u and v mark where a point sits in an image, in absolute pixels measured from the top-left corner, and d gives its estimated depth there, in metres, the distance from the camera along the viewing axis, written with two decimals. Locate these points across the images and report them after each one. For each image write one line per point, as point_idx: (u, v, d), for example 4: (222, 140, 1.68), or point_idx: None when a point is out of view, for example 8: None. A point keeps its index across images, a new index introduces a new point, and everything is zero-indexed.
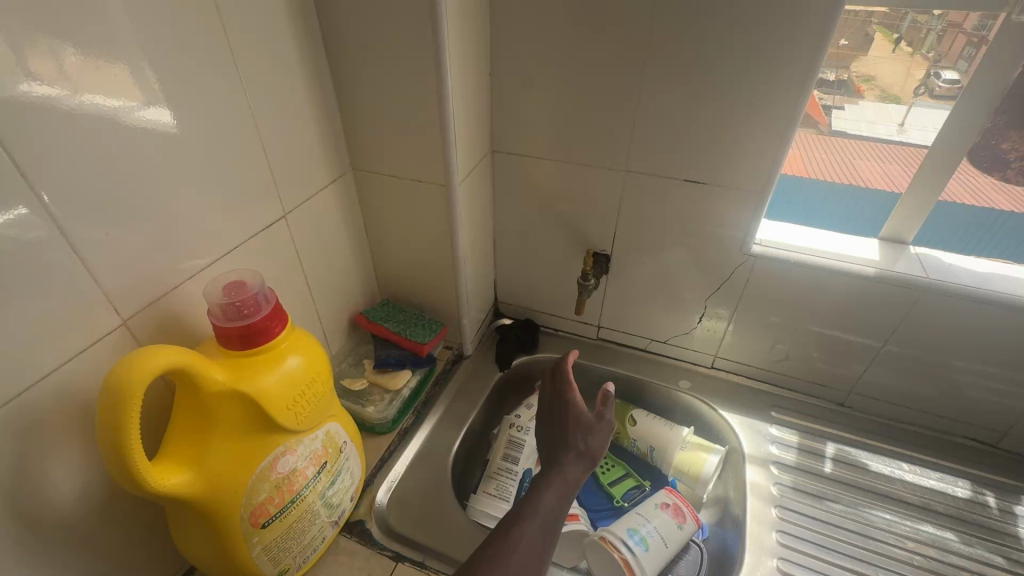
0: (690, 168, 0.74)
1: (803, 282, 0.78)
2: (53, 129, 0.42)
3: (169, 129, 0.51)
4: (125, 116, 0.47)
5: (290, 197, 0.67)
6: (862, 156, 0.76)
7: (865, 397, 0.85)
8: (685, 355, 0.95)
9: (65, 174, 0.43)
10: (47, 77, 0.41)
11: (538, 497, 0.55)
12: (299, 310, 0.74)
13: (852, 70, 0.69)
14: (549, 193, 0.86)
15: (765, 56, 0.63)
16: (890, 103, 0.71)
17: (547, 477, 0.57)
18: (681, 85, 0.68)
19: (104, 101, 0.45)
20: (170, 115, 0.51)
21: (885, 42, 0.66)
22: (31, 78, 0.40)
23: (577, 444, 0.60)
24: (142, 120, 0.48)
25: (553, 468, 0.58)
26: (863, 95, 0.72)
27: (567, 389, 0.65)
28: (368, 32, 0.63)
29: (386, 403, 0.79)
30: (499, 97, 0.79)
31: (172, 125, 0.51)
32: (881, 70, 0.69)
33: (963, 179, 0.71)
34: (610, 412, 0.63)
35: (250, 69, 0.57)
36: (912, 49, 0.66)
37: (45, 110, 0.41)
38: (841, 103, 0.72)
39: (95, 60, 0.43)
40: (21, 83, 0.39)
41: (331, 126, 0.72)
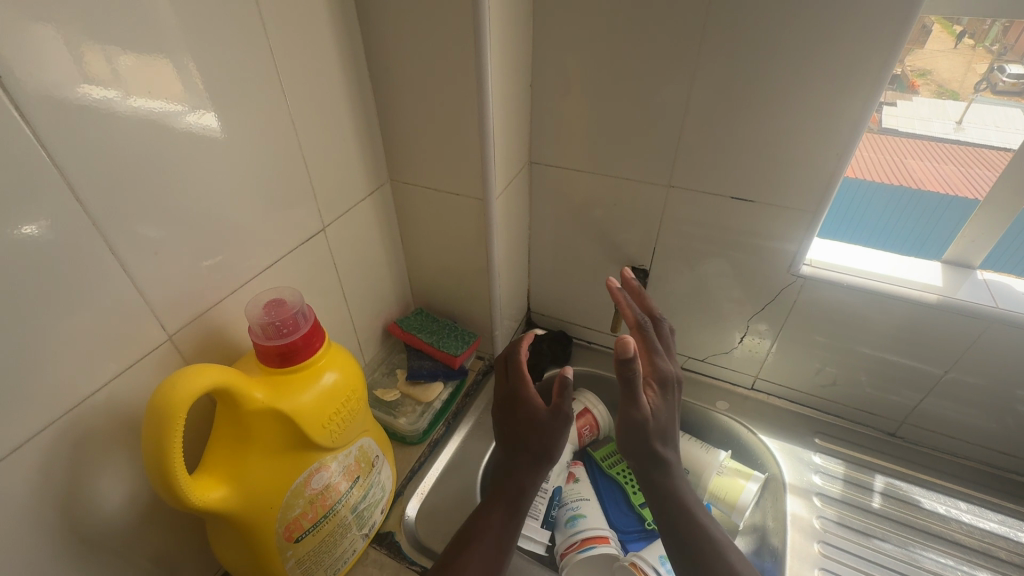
0: (738, 184, 0.71)
1: (856, 307, 0.73)
2: (110, 136, 0.43)
3: (215, 134, 0.51)
4: (176, 121, 0.47)
5: (330, 210, 0.68)
6: (913, 157, 0.75)
7: (920, 428, 0.79)
8: (723, 374, 0.92)
9: (122, 185, 0.44)
10: (101, 80, 0.41)
11: (487, 515, 0.59)
12: (336, 321, 0.75)
13: (910, 64, 0.62)
14: (587, 206, 0.84)
15: (823, 69, 0.59)
16: (947, 97, 0.69)
17: (498, 494, 0.61)
18: (730, 99, 0.65)
19: (161, 104, 0.46)
20: (218, 121, 0.51)
21: (944, 34, 0.61)
22: (88, 80, 0.40)
23: (532, 447, 0.62)
24: (192, 125, 0.49)
25: (505, 480, 0.62)
26: (919, 90, 0.67)
27: (521, 383, 0.65)
28: (410, 45, 0.63)
29: (418, 415, 0.79)
30: (539, 109, 0.77)
31: (218, 131, 0.52)
32: (940, 64, 0.64)
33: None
34: (566, 405, 0.62)
35: (294, 85, 0.58)
36: (974, 42, 0.62)
37: (100, 113, 0.42)
38: (894, 100, 0.66)
39: (148, 65, 0.44)
40: (78, 86, 0.40)
41: (372, 139, 0.72)
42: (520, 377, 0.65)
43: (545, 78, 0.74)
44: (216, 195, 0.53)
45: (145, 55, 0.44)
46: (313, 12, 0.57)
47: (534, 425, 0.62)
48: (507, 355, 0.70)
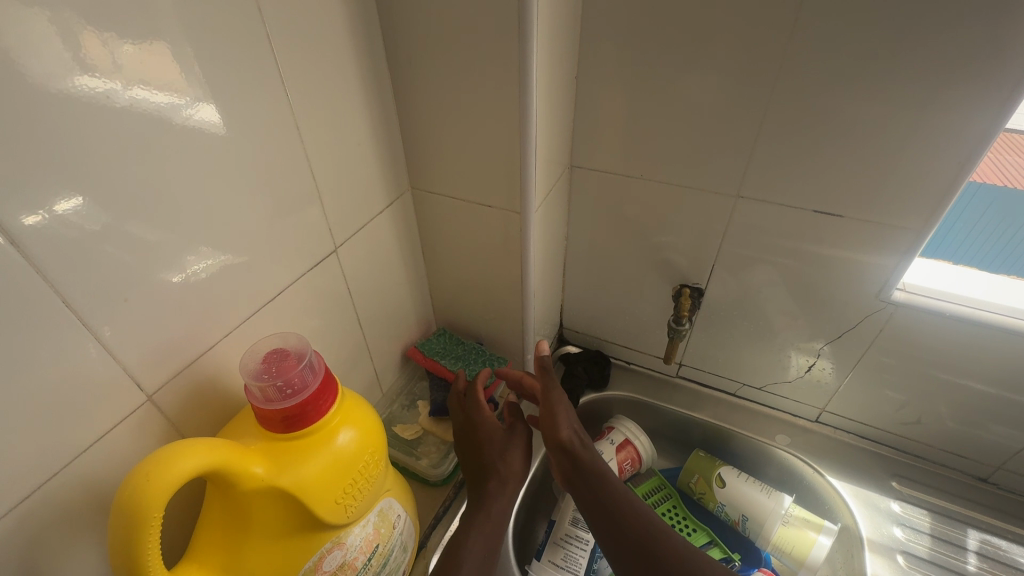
0: (821, 197, 0.60)
1: (956, 341, 0.63)
2: (99, 143, 0.35)
3: (217, 130, 0.42)
4: (181, 128, 0.40)
5: (345, 228, 0.59)
6: None
7: (1019, 477, 0.69)
8: (783, 404, 0.82)
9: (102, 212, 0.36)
10: (103, 72, 0.34)
11: (467, 543, 0.57)
12: (351, 350, 0.66)
13: None
14: (635, 217, 0.73)
15: (950, 62, 0.48)
16: None
17: (473, 521, 0.59)
18: (823, 97, 0.54)
19: (153, 98, 0.37)
20: (220, 115, 0.42)
21: None
22: (87, 71, 0.34)
23: (497, 468, 0.62)
24: (188, 120, 0.40)
25: (478, 506, 0.60)
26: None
27: (475, 406, 0.65)
28: (438, 34, 0.52)
29: (441, 456, 0.70)
30: (584, 105, 0.67)
31: (220, 126, 0.42)
32: None
33: None
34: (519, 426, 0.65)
35: (301, 85, 0.48)
36: None
37: (91, 111, 0.34)
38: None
39: (156, 61, 0.37)
40: (72, 77, 0.33)
41: (392, 143, 0.62)
42: (475, 406, 0.65)
43: (593, 69, 0.63)
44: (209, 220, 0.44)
45: (124, 51, 0.35)
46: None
47: (499, 436, 0.64)
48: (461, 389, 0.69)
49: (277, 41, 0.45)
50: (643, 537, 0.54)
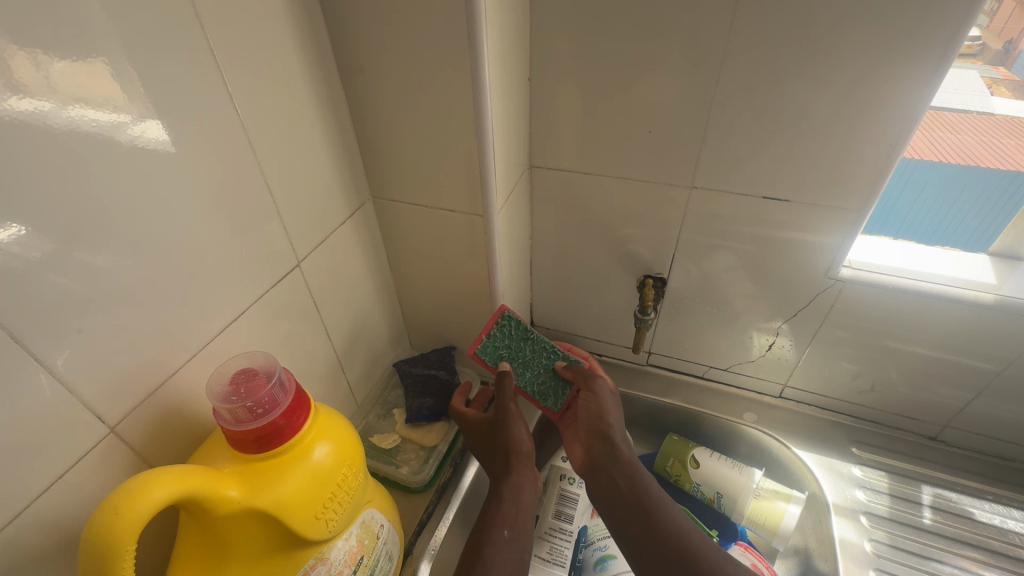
0: (768, 183, 0.63)
1: (901, 311, 0.67)
2: (38, 168, 0.34)
3: (164, 147, 0.41)
4: (123, 146, 0.38)
5: (308, 241, 0.58)
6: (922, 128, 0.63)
7: (964, 432, 0.74)
8: (749, 383, 0.85)
9: (43, 245, 0.35)
10: (32, 90, 0.33)
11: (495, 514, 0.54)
12: (322, 364, 0.65)
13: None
14: (596, 212, 0.75)
15: (875, 51, 0.52)
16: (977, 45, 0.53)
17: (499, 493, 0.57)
18: (764, 88, 0.57)
19: (88, 116, 0.36)
20: (165, 131, 0.41)
21: None
22: (14, 91, 0.32)
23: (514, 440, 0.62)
24: (132, 138, 0.39)
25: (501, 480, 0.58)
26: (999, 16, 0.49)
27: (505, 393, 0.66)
28: (388, 41, 0.52)
29: (422, 462, 0.70)
30: (540, 106, 0.68)
31: (166, 142, 0.41)
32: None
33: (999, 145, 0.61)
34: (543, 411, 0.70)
35: (252, 100, 0.47)
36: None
37: (25, 134, 0.33)
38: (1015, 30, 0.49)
39: (88, 78, 0.35)
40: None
41: (349, 153, 0.62)
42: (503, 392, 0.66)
43: (544, 70, 0.65)
44: (165, 242, 0.43)
45: (54, 67, 0.34)
46: (269, 7, 0.47)
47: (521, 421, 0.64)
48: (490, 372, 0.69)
49: (224, 56, 0.44)
50: (668, 534, 0.51)
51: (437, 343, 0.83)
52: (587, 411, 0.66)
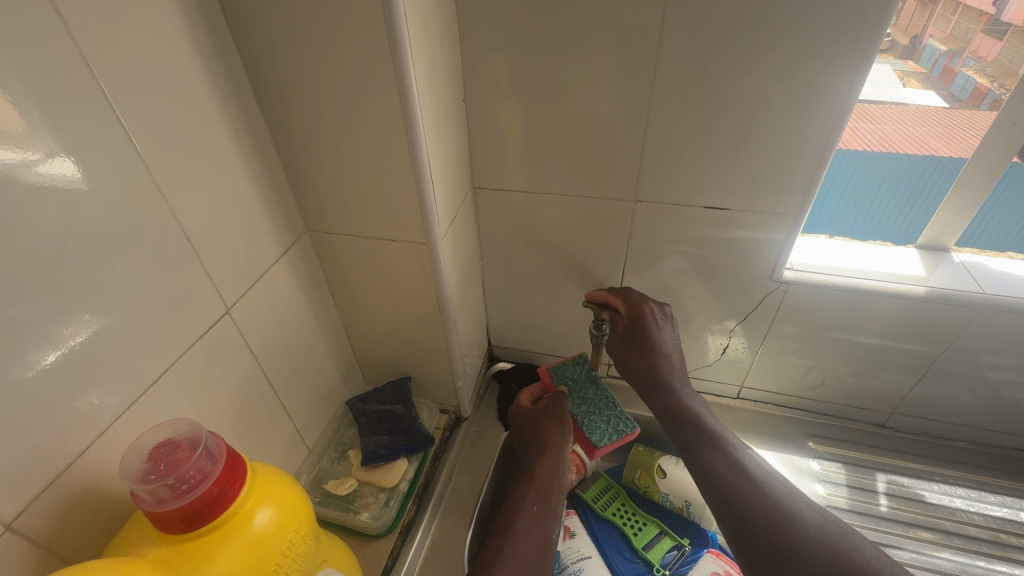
0: (709, 193, 0.64)
1: (842, 308, 0.69)
2: None
3: (75, 185, 0.38)
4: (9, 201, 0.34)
5: (238, 285, 0.54)
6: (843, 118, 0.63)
7: (908, 416, 0.78)
8: (707, 387, 0.86)
9: None
10: None
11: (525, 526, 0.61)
12: (264, 413, 0.61)
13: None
14: (543, 230, 0.74)
15: (797, 63, 0.53)
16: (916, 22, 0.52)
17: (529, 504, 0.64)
18: (696, 102, 0.58)
19: None
20: (78, 167, 0.38)
21: None
22: None
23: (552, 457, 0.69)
24: (40, 178, 0.35)
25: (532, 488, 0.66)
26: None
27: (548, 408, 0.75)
28: (311, 70, 0.50)
29: (382, 506, 0.67)
30: (478, 127, 0.67)
31: (78, 179, 0.38)
32: None
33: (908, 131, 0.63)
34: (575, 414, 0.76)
35: (162, 141, 0.44)
36: None
37: None
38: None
39: None
40: None
41: (279, 187, 0.58)
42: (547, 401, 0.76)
43: (480, 91, 0.64)
44: (65, 306, 0.38)
45: None
46: (175, 40, 0.43)
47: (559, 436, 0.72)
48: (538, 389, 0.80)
49: (125, 97, 0.40)
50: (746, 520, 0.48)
51: (391, 375, 0.80)
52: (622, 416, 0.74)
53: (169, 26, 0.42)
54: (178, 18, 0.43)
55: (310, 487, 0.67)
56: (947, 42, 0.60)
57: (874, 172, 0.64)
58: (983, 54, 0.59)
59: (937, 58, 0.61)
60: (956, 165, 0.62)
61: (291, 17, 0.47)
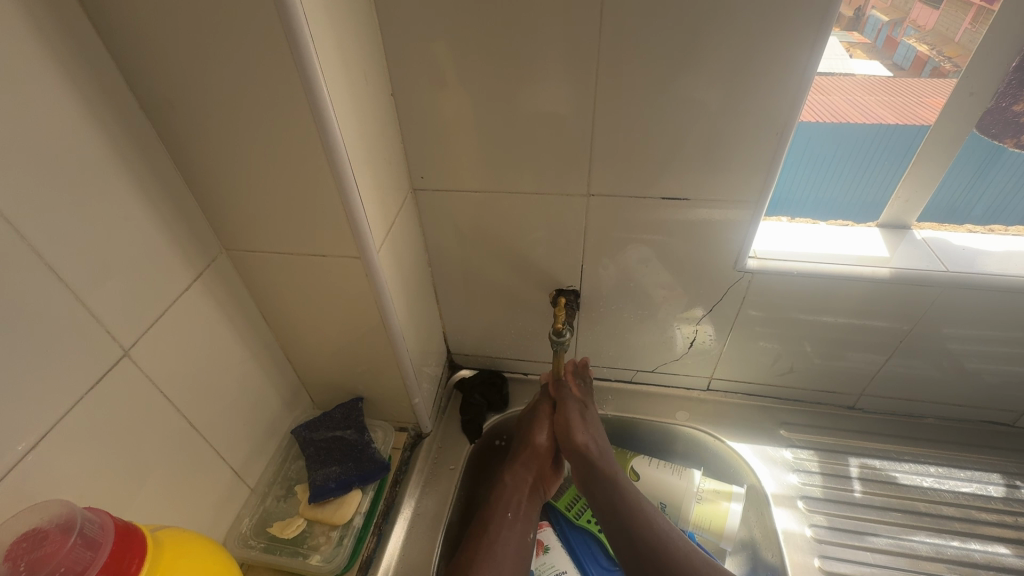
0: (665, 182, 0.60)
1: (808, 294, 0.67)
2: None
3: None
4: None
5: (137, 325, 0.47)
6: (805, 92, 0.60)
7: (877, 397, 0.77)
8: (677, 380, 0.83)
9: None
10: None
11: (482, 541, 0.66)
12: (190, 460, 0.54)
13: None
14: (495, 231, 0.69)
15: (751, 41, 0.49)
16: None
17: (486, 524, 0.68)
18: (645, 87, 0.53)
19: None
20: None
21: None
22: None
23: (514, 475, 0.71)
24: None
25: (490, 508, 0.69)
26: None
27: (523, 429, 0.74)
28: (198, 69, 0.43)
29: (335, 546, 0.62)
30: (412, 123, 0.61)
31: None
32: None
33: (860, 102, 0.60)
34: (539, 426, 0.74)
35: (11, 168, 0.36)
36: None
37: None
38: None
39: None
40: None
41: (182, 205, 0.51)
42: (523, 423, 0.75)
43: (409, 83, 0.57)
44: None
45: None
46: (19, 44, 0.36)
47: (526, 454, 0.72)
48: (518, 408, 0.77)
49: None
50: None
51: (341, 397, 0.73)
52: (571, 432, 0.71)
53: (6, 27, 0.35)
54: (20, 16, 0.35)
55: (254, 532, 0.62)
56: (889, 13, 0.58)
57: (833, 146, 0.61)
58: (922, 23, 0.58)
59: (880, 29, 0.59)
60: (921, 134, 0.59)
61: (168, 9, 0.40)
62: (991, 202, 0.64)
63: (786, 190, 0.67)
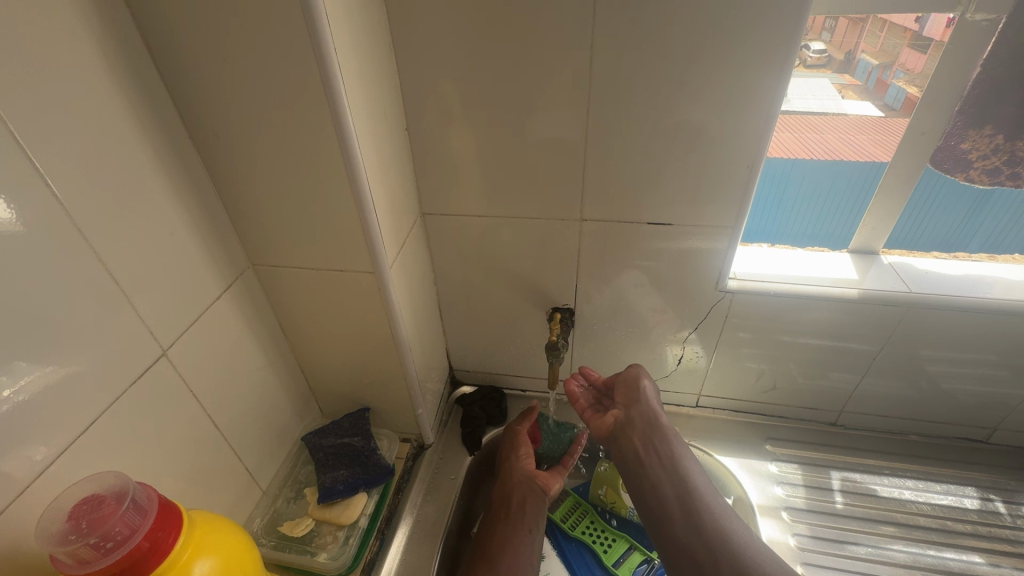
0: (650, 210, 0.67)
1: (786, 314, 0.72)
2: None
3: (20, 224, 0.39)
4: None
5: (173, 326, 0.52)
6: (783, 129, 0.66)
7: (856, 414, 0.81)
8: (668, 398, 0.87)
9: None
10: None
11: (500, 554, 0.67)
12: (211, 457, 0.58)
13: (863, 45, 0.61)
14: (495, 252, 0.75)
15: (719, 85, 0.56)
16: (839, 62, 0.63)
17: (501, 539, 0.68)
18: (630, 124, 0.60)
19: None
20: (10, 207, 0.38)
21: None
22: None
23: (517, 489, 0.73)
24: None
25: (502, 525, 0.70)
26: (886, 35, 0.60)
27: (517, 455, 0.76)
28: (244, 106, 0.50)
29: (341, 545, 0.65)
30: (422, 154, 0.68)
31: (14, 221, 0.38)
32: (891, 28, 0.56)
33: (848, 139, 0.66)
34: (524, 446, 0.78)
35: (82, 183, 0.42)
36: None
37: None
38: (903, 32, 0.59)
39: None
40: None
41: (216, 221, 0.57)
42: (516, 449, 0.77)
43: (421, 120, 0.65)
44: None
45: None
46: (96, 79, 0.43)
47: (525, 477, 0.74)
48: (512, 436, 0.80)
49: (33, 137, 0.39)
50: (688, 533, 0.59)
51: (348, 407, 0.78)
52: (625, 387, 0.71)
53: (87, 65, 0.42)
54: (96, 57, 0.43)
55: (264, 531, 0.66)
56: (878, 56, 0.62)
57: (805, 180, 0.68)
58: (911, 66, 0.61)
59: (870, 72, 0.63)
60: (881, 171, 0.66)
61: (223, 52, 0.47)
62: (956, 231, 0.70)
63: (761, 212, 0.73)
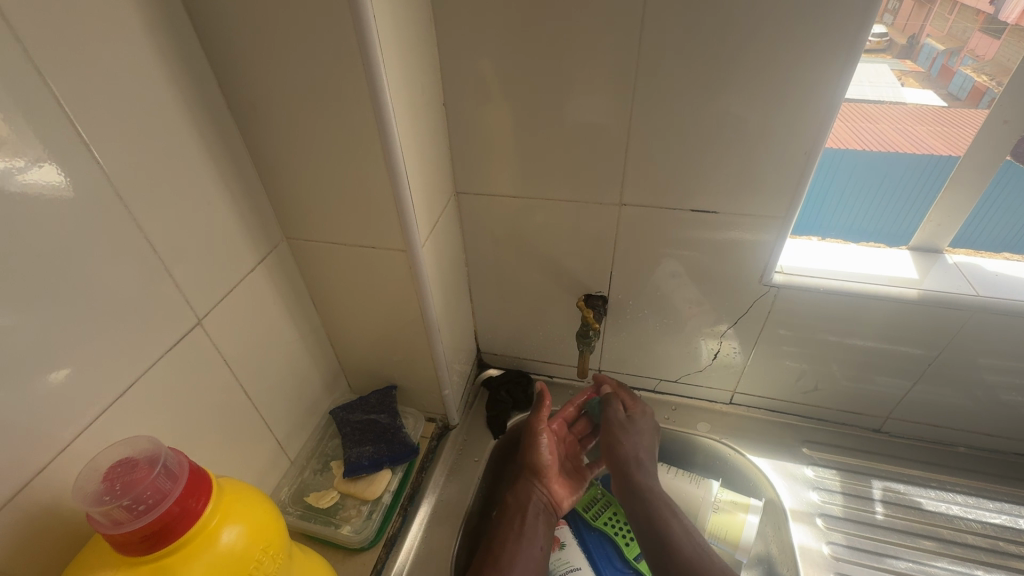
0: (694, 197, 0.63)
1: (835, 313, 0.68)
2: None
3: (61, 189, 0.39)
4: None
5: (208, 296, 0.53)
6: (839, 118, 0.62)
7: (903, 421, 0.77)
8: (700, 393, 0.84)
9: None
10: None
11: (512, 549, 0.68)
12: (242, 426, 0.59)
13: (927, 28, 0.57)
14: (529, 235, 0.73)
15: (781, 62, 0.52)
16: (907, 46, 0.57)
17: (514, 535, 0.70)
18: (678, 103, 0.57)
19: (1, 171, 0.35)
20: (57, 171, 0.38)
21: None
22: None
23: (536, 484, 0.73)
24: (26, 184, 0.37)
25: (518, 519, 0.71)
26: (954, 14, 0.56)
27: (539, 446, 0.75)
28: (279, 75, 0.49)
29: (365, 519, 0.67)
30: (458, 130, 0.66)
31: (71, 187, 0.39)
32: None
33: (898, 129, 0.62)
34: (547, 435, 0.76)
35: (122, 149, 0.42)
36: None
37: None
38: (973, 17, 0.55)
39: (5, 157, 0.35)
40: None
41: (253, 195, 0.57)
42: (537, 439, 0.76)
43: (458, 95, 0.62)
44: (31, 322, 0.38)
45: None
46: (137, 50, 0.42)
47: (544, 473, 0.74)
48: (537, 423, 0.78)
49: (74, 102, 0.39)
50: None
51: (376, 384, 0.78)
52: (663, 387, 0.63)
53: (129, 35, 0.42)
54: (136, 22, 0.42)
55: (291, 501, 0.67)
56: (944, 42, 0.58)
57: (866, 170, 0.63)
58: (981, 52, 0.56)
59: (934, 58, 0.59)
60: (951, 163, 0.60)
61: (261, 19, 0.46)
62: None
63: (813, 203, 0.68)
